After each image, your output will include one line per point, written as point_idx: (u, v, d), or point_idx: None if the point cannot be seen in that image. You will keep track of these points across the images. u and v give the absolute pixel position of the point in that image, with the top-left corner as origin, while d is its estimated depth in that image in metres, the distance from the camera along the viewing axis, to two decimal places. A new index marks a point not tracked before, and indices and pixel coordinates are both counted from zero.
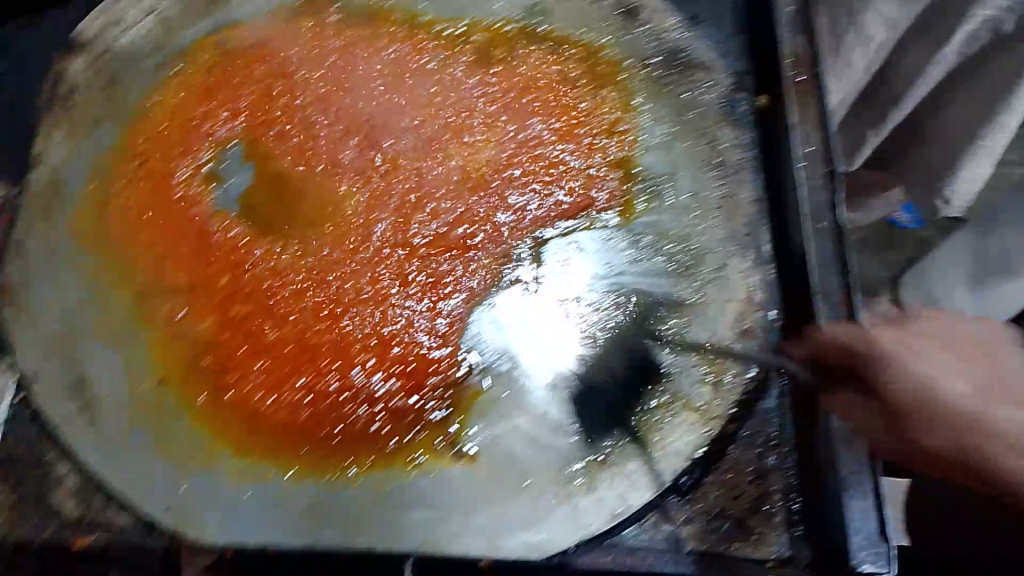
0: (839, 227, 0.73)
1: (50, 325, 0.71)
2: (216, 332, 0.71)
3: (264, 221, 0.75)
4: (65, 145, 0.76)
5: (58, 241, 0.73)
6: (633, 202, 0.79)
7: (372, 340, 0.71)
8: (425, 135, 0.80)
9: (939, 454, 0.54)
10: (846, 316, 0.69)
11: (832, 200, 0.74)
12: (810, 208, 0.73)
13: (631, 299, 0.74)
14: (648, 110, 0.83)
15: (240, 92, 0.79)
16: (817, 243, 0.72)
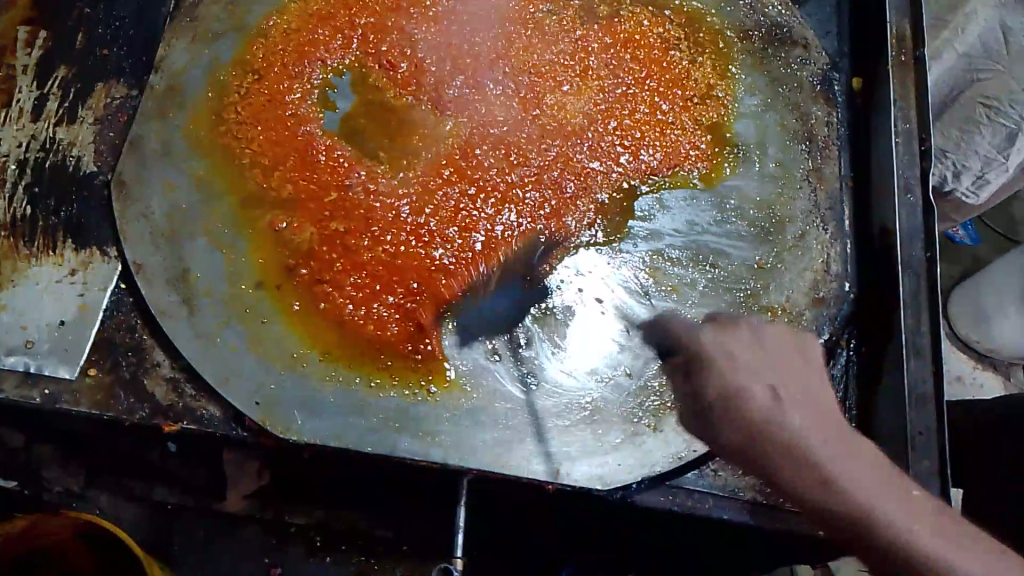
0: (928, 202, 0.76)
1: (157, 218, 0.73)
2: (314, 244, 0.74)
3: (367, 145, 0.78)
4: (187, 50, 0.79)
5: (172, 139, 0.76)
6: (720, 165, 0.81)
7: (461, 269, 0.74)
8: (527, 80, 0.83)
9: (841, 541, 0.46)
10: None
11: (923, 174, 0.77)
12: (901, 181, 0.77)
13: (710, 257, 0.76)
14: (743, 80, 0.85)
15: (355, 24, 0.83)
16: (904, 214, 0.76)
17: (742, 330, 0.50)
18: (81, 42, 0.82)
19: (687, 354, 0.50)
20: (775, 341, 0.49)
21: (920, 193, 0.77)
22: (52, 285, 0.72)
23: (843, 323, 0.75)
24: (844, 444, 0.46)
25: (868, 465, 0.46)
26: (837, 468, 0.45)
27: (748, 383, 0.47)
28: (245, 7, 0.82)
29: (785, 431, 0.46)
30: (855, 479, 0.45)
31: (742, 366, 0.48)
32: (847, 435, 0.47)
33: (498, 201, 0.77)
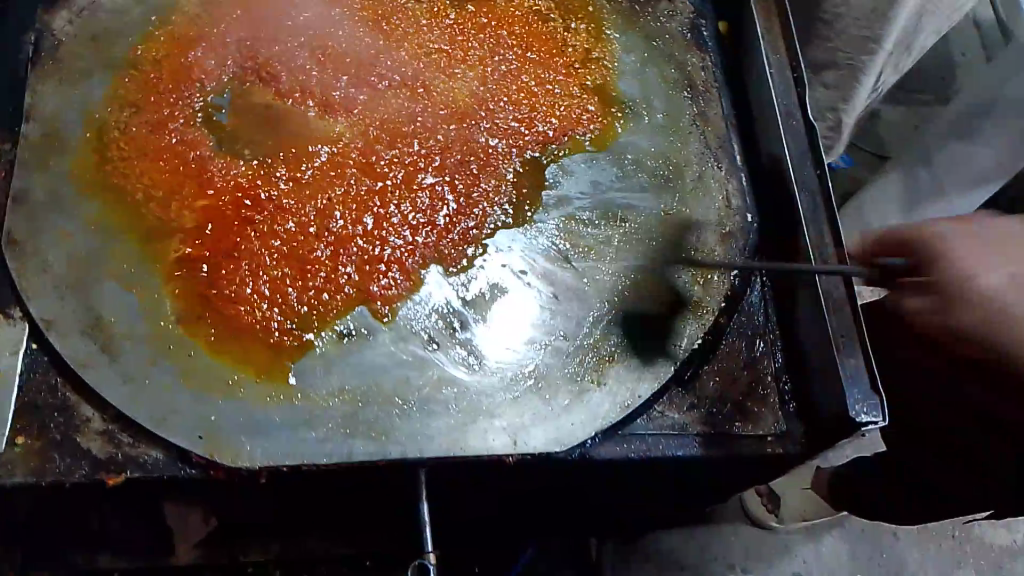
0: (810, 123, 0.79)
1: (60, 268, 0.71)
2: (228, 266, 0.72)
3: (263, 159, 0.77)
4: (57, 93, 0.77)
5: (59, 188, 0.74)
6: (611, 124, 0.83)
7: (381, 264, 0.74)
8: (412, 70, 0.83)
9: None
10: (823, 201, 0.75)
11: (801, 99, 0.80)
12: (781, 108, 0.79)
13: (619, 213, 0.79)
14: (619, 39, 0.87)
15: (228, 40, 0.82)
16: (791, 139, 0.78)
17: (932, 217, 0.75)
18: None
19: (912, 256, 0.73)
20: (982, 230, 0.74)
21: (800, 114, 0.79)
22: None
23: (753, 252, 0.78)
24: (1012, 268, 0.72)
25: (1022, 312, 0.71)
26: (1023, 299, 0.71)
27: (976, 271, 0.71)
28: (109, 40, 0.80)
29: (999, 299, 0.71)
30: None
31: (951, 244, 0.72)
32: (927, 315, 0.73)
33: (407, 192, 0.78)
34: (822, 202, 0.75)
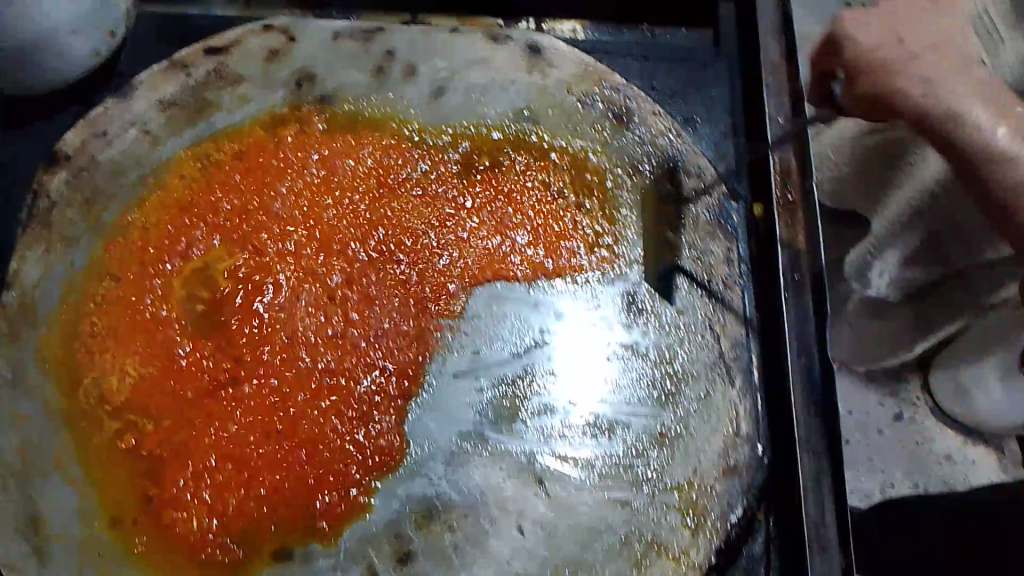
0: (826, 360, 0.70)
1: (7, 457, 0.68)
2: (173, 463, 0.69)
3: (229, 344, 0.73)
4: (41, 263, 0.75)
5: (24, 365, 0.71)
6: (610, 320, 0.75)
7: (328, 475, 0.69)
8: (402, 249, 0.78)
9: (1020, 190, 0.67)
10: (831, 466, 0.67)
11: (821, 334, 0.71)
12: (795, 342, 0.71)
13: (609, 432, 0.71)
14: (633, 223, 0.80)
15: (218, 208, 0.79)
16: (801, 379, 0.70)
17: (875, 24, 0.75)
18: None
19: (850, 71, 0.75)
20: (902, 15, 0.75)
21: (817, 356, 0.70)
22: None
23: (758, 494, 0.69)
24: (944, 63, 0.72)
25: (963, 74, 0.71)
26: (902, 67, 0.72)
27: (917, 96, 0.71)
28: (101, 204, 0.78)
29: (919, 103, 0.71)
30: (928, 87, 0.71)
31: (890, 50, 0.73)
32: (948, 85, 0.70)
33: (374, 389, 0.72)
34: (828, 466, 0.67)
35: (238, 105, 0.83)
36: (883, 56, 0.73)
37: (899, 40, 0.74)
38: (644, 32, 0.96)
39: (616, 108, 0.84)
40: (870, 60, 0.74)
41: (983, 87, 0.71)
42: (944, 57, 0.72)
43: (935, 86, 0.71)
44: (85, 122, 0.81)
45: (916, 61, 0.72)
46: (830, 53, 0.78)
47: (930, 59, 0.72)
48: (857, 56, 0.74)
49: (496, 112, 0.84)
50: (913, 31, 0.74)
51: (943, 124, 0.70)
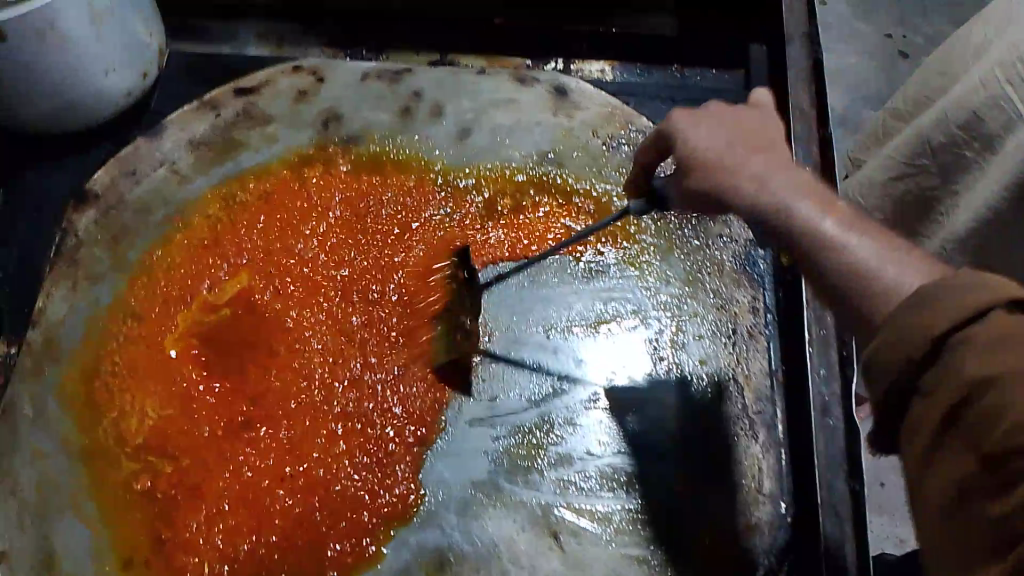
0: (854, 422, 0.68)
1: (25, 494, 0.68)
2: (187, 504, 0.69)
3: (247, 385, 0.73)
4: (66, 301, 0.76)
5: (46, 403, 0.72)
6: (632, 369, 0.74)
7: (342, 522, 0.68)
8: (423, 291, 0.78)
9: (848, 269, 0.46)
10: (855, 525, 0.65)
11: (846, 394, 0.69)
12: (817, 403, 0.69)
13: (626, 485, 0.69)
14: (655, 269, 0.78)
15: (241, 247, 0.79)
16: (825, 441, 0.68)
17: (691, 118, 0.60)
18: None
19: (682, 167, 0.59)
20: (731, 116, 0.60)
21: (841, 416, 0.69)
22: None
23: (780, 556, 0.67)
24: (759, 144, 0.56)
25: (787, 168, 0.53)
26: (721, 167, 0.56)
27: (743, 171, 0.54)
28: (127, 243, 0.79)
29: (750, 200, 0.53)
30: (755, 177, 0.53)
31: (697, 134, 0.58)
32: (778, 175, 0.53)
33: (391, 435, 0.72)
34: (853, 524, 0.65)
35: (265, 145, 0.84)
36: (698, 142, 0.58)
37: (722, 138, 0.57)
38: (672, 73, 0.94)
39: (642, 153, 0.84)
40: (684, 150, 0.58)
41: (796, 173, 0.53)
42: (756, 135, 0.58)
43: (742, 171, 0.54)
44: (115, 160, 0.82)
45: (744, 152, 0.55)
46: (661, 141, 0.62)
47: (772, 148, 0.56)
48: (682, 146, 0.59)
49: (521, 154, 0.84)
50: (739, 124, 0.59)
51: (769, 214, 0.51)
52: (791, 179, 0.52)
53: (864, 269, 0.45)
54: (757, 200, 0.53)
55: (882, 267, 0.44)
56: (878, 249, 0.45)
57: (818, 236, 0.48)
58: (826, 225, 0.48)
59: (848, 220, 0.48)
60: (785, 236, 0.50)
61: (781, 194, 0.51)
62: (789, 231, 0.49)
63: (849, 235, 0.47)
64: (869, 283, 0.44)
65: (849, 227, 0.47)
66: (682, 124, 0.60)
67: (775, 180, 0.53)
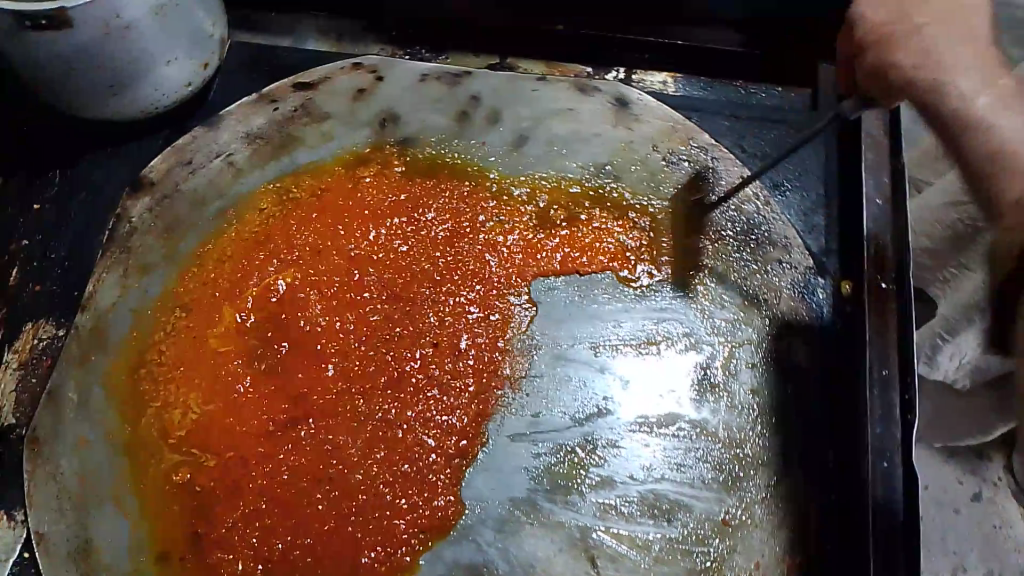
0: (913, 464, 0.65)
1: (65, 482, 0.68)
2: (224, 502, 0.68)
3: (290, 385, 0.72)
4: (116, 288, 0.76)
5: (91, 390, 0.72)
6: (679, 394, 0.72)
7: (377, 531, 0.68)
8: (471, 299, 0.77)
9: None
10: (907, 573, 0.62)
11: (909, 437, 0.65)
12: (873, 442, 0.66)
13: (666, 513, 0.68)
14: (709, 292, 0.77)
15: (291, 244, 0.79)
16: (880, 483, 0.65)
17: None
18: (14, 281, 0.80)
19: (851, 49, 0.63)
20: None
21: (898, 458, 0.65)
22: None
23: None
24: (958, 21, 0.57)
25: (967, 62, 0.56)
26: (904, 36, 0.58)
27: (906, 56, 0.58)
28: (179, 234, 0.79)
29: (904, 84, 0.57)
30: (922, 57, 0.57)
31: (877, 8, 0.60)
32: (967, 78, 0.55)
33: (431, 446, 0.71)
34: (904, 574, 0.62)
35: (321, 143, 0.84)
36: (869, 36, 0.60)
37: (902, 7, 0.59)
38: (737, 88, 0.92)
39: (701, 170, 0.82)
40: (871, 30, 0.60)
41: (983, 80, 0.55)
42: (948, 4, 0.58)
43: (929, 59, 0.57)
44: (173, 150, 0.82)
45: (940, 46, 0.57)
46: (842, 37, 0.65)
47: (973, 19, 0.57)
48: (863, 36, 0.61)
49: (575, 164, 0.83)
50: (920, 1, 0.59)
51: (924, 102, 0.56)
52: (1005, 83, 0.55)
53: (1014, 162, 0.51)
54: (917, 44, 0.58)
55: (1021, 176, 0.50)
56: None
57: (984, 132, 0.53)
58: (1008, 124, 0.52)
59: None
60: (938, 115, 0.55)
61: (982, 82, 0.55)
62: (946, 113, 0.55)
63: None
64: (1008, 184, 0.50)
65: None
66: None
67: (970, 72, 0.55)
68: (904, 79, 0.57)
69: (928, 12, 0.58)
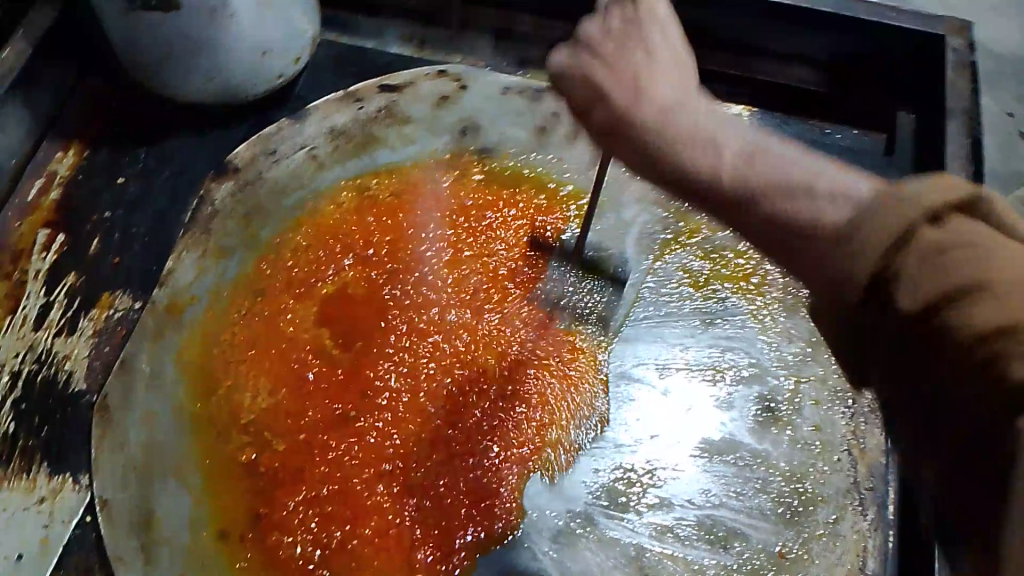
0: None
1: (131, 451, 0.69)
2: (283, 485, 0.69)
3: (360, 378, 0.74)
4: (195, 267, 0.78)
5: (162, 364, 0.73)
6: (743, 422, 0.73)
7: (435, 526, 0.68)
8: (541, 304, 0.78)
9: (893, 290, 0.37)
10: None
11: None
12: None
13: (722, 537, 0.67)
14: (777, 326, 0.77)
15: (367, 241, 0.81)
16: None
17: (608, 41, 0.54)
18: (95, 250, 0.81)
19: (601, 104, 0.53)
20: (649, 40, 0.54)
21: None
22: (19, 512, 0.69)
23: None
24: (673, 74, 0.53)
25: (705, 123, 0.50)
26: (650, 105, 0.51)
27: (666, 117, 0.50)
28: (260, 221, 0.81)
29: (673, 151, 0.49)
30: (680, 121, 0.50)
31: (612, 75, 0.53)
32: (721, 128, 0.49)
33: (490, 450, 0.71)
34: None
35: (403, 144, 0.85)
36: (615, 95, 0.52)
37: (637, 80, 0.52)
38: (814, 127, 0.93)
39: None
40: (615, 96, 0.52)
41: (742, 134, 0.49)
42: (676, 64, 0.54)
43: (659, 126, 0.50)
44: (258, 139, 0.84)
45: (688, 102, 0.51)
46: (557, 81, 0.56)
47: (670, 76, 0.52)
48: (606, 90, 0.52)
49: (644, 220, 0.82)
50: (661, 61, 0.53)
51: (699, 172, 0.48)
52: (692, 116, 0.50)
53: (790, 190, 0.45)
54: (625, 82, 0.52)
55: (804, 199, 0.44)
56: (830, 171, 0.45)
57: (714, 174, 0.47)
58: (733, 165, 0.47)
59: (779, 156, 0.47)
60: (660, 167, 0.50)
61: (665, 117, 0.50)
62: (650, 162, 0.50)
63: (765, 167, 0.46)
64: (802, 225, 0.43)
65: (763, 146, 0.47)
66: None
67: (672, 107, 0.50)
68: (648, 155, 0.50)
69: (639, 41, 0.54)
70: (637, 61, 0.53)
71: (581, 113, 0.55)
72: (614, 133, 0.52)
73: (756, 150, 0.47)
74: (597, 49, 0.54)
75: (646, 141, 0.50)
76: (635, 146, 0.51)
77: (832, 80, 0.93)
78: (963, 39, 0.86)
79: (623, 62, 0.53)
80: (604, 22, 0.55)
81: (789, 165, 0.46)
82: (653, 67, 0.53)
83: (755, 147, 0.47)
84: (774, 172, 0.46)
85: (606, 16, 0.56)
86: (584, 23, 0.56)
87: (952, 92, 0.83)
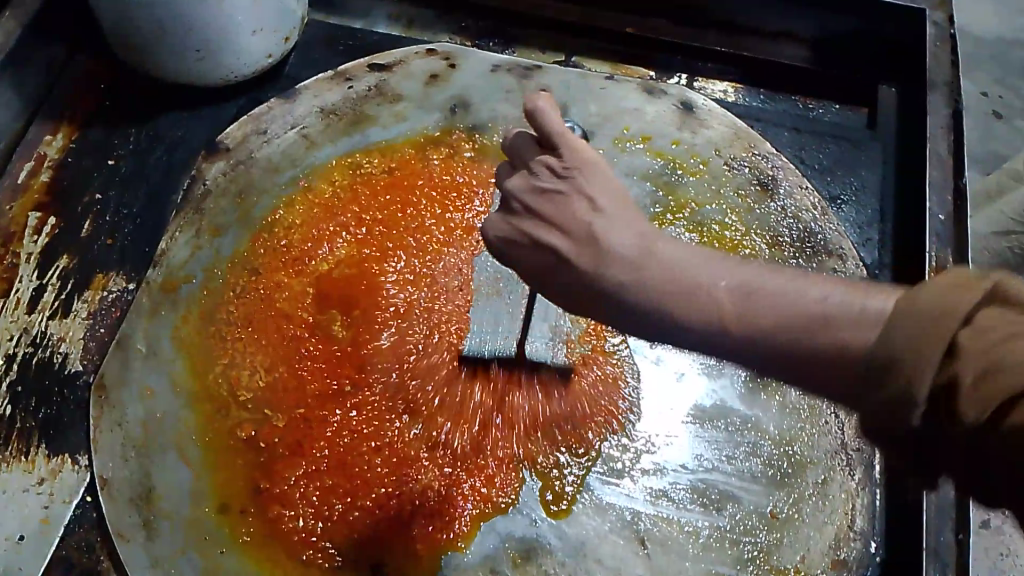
0: None
1: (131, 428, 0.70)
2: (281, 458, 0.70)
3: (355, 353, 0.75)
4: (189, 246, 0.78)
5: (159, 342, 0.74)
6: (734, 389, 0.74)
7: (433, 494, 0.69)
8: None
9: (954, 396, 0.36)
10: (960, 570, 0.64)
11: None
12: None
13: (715, 500, 0.69)
14: None
15: (359, 218, 0.81)
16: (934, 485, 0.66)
17: (548, 190, 0.53)
18: (87, 231, 0.82)
19: (568, 270, 0.51)
20: (586, 184, 0.52)
21: None
22: (18, 493, 0.69)
23: None
24: (618, 212, 0.51)
25: (677, 257, 0.48)
26: (613, 261, 0.49)
27: (640, 263, 0.48)
28: (252, 200, 0.81)
29: (670, 300, 0.46)
30: (649, 267, 0.48)
31: (568, 234, 0.51)
32: (694, 253, 0.47)
33: (485, 423, 0.72)
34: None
35: (393, 122, 0.86)
36: (580, 257, 0.50)
37: (588, 236, 0.50)
38: (797, 102, 0.94)
39: (762, 178, 0.84)
40: (580, 254, 0.50)
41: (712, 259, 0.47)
42: (616, 208, 0.51)
43: (633, 281, 0.48)
44: (249, 119, 0.85)
45: (647, 236, 0.49)
46: (502, 249, 0.55)
47: (620, 217, 0.50)
48: (569, 246, 0.51)
49: (635, 193, 0.83)
50: (604, 209, 0.51)
51: (702, 318, 0.45)
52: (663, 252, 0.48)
53: (810, 330, 0.42)
54: (581, 244, 0.50)
55: (830, 336, 0.42)
56: (828, 288, 0.43)
57: (712, 321, 0.45)
58: (730, 304, 0.45)
59: (776, 283, 0.45)
60: (661, 319, 0.47)
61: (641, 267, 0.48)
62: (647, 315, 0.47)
63: (763, 299, 0.44)
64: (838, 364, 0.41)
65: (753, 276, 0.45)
66: (551, 118, 0.55)
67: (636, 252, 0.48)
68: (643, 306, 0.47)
69: (584, 191, 0.52)
70: (586, 217, 0.51)
71: (543, 278, 0.53)
72: (589, 299, 0.50)
73: (752, 284, 0.45)
74: (535, 208, 0.53)
75: (636, 308, 0.47)
76: (620, 313, 0.48)
77: (818, 58, 0.95)
78: (944, 12, 0.87)
79: (576, 222, 0.51)
80: (535, 176, 0.54)
81: (787, 288, 0.44)
82: (609, 219, 0.50)
83: (746, 279, 0.45)
84: (784, 300, 0.44)
85: (532, 168, 0.54)
86: (506, 181, 0.55)
87: (933, 64, 0.84)
